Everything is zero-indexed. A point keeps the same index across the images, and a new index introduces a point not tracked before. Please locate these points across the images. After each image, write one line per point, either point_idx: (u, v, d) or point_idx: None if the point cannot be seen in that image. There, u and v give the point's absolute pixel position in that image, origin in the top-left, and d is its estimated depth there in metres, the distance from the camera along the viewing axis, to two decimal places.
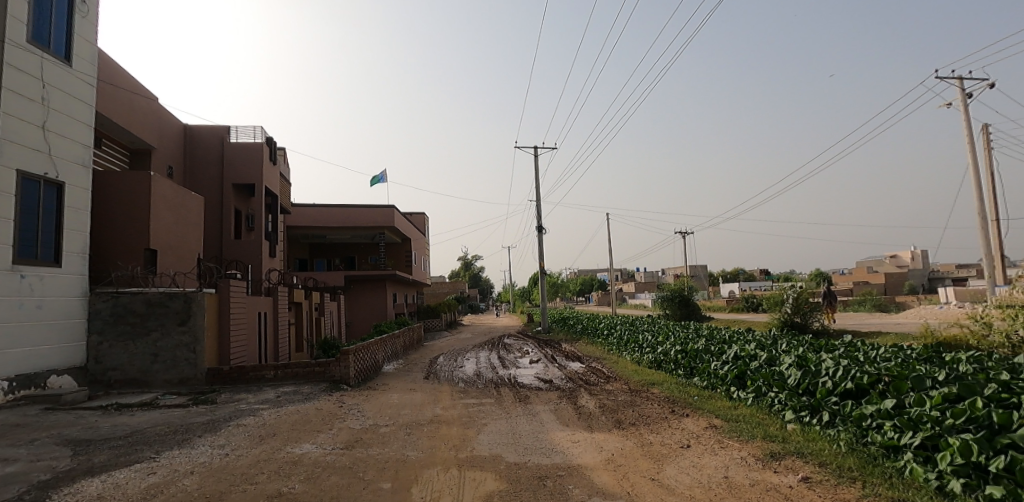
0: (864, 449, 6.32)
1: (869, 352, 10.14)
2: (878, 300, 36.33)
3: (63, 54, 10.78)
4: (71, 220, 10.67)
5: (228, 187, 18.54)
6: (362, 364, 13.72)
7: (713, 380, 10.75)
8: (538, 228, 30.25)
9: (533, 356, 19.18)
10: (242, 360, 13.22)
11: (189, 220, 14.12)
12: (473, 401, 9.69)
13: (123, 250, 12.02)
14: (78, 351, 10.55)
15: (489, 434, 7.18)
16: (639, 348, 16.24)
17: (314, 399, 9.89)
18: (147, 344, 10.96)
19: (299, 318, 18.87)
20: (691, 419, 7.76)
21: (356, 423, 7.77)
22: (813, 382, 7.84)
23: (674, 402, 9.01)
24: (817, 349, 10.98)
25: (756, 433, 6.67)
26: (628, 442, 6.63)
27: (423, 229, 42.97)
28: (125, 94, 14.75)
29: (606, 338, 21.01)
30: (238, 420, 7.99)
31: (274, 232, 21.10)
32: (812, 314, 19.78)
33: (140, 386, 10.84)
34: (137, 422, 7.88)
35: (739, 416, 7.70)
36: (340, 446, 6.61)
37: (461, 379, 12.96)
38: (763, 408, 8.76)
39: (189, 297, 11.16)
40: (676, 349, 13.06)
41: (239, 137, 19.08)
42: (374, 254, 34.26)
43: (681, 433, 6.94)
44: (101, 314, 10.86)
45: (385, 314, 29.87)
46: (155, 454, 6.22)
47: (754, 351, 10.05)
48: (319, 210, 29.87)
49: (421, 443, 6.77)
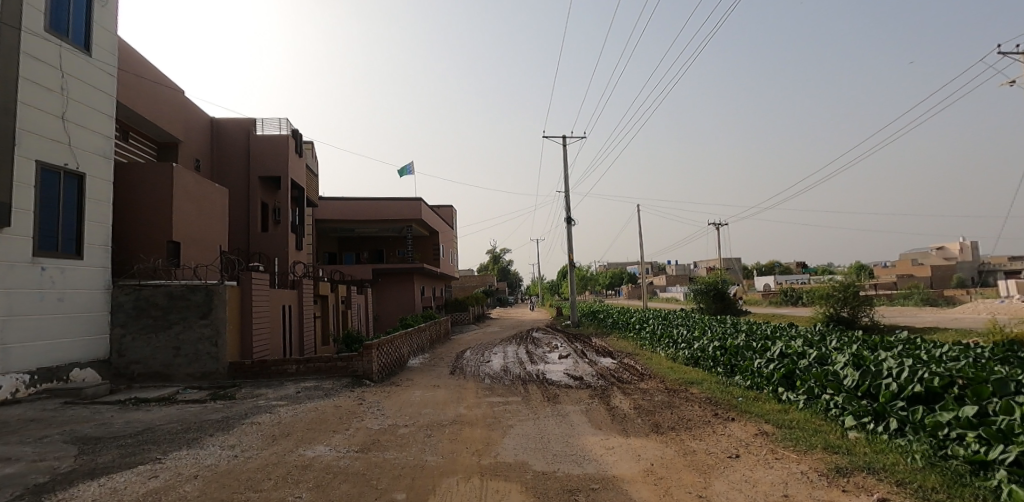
0: (943, 463, 5.49)
1: (931, 350, 9.28)
2: (925, 294, 34.50)
3: (83, 43, 10.60)
4: (92, 212, 10.51)
5: (254, 180, 18.42)
6: (386, 359, 13.35)
7: (757, 379, 9.92)
8: (567, 219, 29.56)
9: (562, 351, 18.62)
10: (266, 354, 12.97)
11: (212, 212, 13.95)
12: (499, 400, 9.16)
13: (145, 243, 11.86)
14: (101, 344, 10.40)
15: (514, 438, 6.62)
16: (673, 344, 15.45)
17: (334, 395, 9.53)
18: (169, 337, 10.76)
19: (324, 311, 18.64)
20: (738, 425, 7.02)
21: (374, 423, 7.32)
22: (874, 384, 7.08)
23: (716, 405, 8.27)
24: (872, 346, 10.12)
25: (815, 442, 5.93)
26: (668, 450, 5.98)
27: (451, 222, 42.61)
28: (151, 86, 14.70)
29: (638, 333, 20.22)
30: (252, 418, 7.62)
31: (300, 225, 20.94)
32: (862, 308, 18.57)
33: (162, 380, 10.66)
34: (151, 418, 7.59)
35: (793, 422, 6.93)
36: (355, 449, 6.16)
37: (488, 375, 12.45)
38: (817, 412, 7.89)
39: (211, 290, 10.93)
40: (715, 345, 12.29)
41: (265, 129, 18.89)
42: (401, 247, 34.10)
43: (728, 440, 6.25)
44: (123, 307, 10.70)
45: (412, 307, 29.60)
46: (161, 455, 5.87)
47: (804, 349, 9.29)
48: (346, 203, 29.74)
49: (442, 446, 6.27)
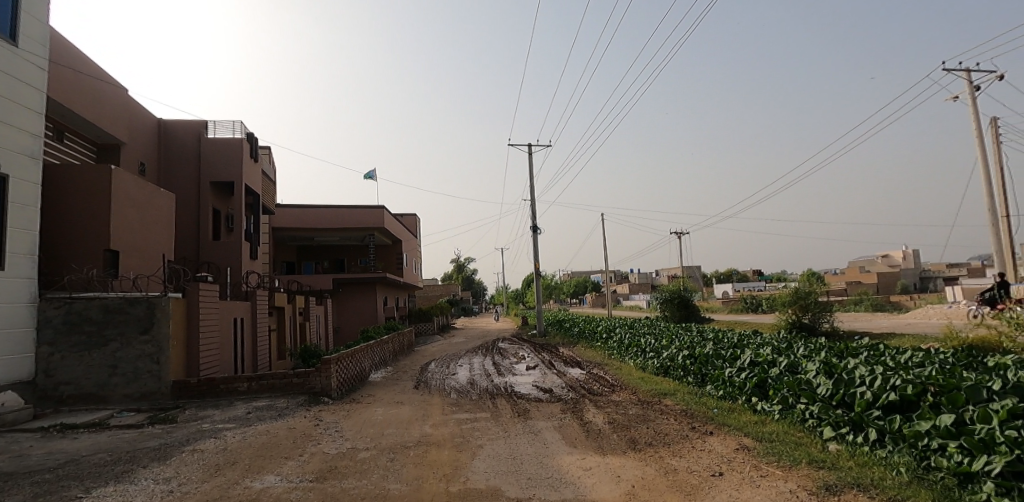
0: (929, 476, 5.32)
1: (897, 356, 9.31)
2: (875, 301, 35.81)
3: (8, 33, 9.70)
4: (16, 218, 9.57)
5: (205, 185, 17.42)
6: (346, 374, 12.67)
7: (729, 389, 9.75)
8: (533, 228, 29.34)
9: (530, 361, 18.22)
10: (214, 371, 12.11)
11: (157, 218, 13.02)
12: (467, 416, 8.69)
13: (79, 252, 10.91)
14: (25, 363, 9.42)
15: (485, 460, 6.17)
16: (642, 354, 15.25)
17: (288, 416, 8.87)
18: (105, 355, 9.87)
19: (280, 324, 17.71)
20: (717, 438, 6.77)
21: (331, 447, 6.74)
22: (848, 392, 6.95)
23: (692, 417, 8.02)
24: (839, 353, 10.11)
25: (799, 457, 5.70)
26: (648, 470, 5.65)
27: (414, 230, 41.82)
28: (90, 83, 13.70)
29: (605, 342, 20.03)
30: (195, 445, 6.92)
31: (255, 233, 19.95)
32: (822, 315, 18.86)
33: (96, 403, 9.75)
34: (78, 448, 6.80)
35: (773, 435, 6.68)
36: (309, 478, 5.59)
37: (453, 389, 11.93)
38: (793, 423, 7.70)
39: (153, 303, 10.09)
40: (684, 354, 12.14)
41: (217, 131, 17.92)
42: (363, 256, 33.17)
43: (710, 457, 5.97)
44: (51, 322, 9.75)
45: (374, 318, 28.73)
46: (83, 493, 5.17)
47: (774, 357, 9.24)
48: (305, 210, 28.70)
49: (406, 472, 5.76)
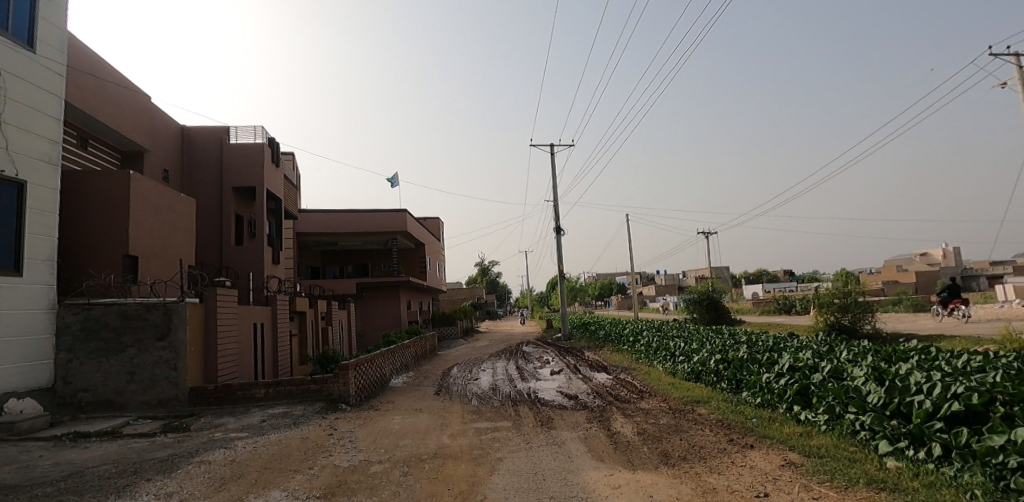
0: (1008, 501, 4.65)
1: (951, 360, 8.52)
2: (916, 300, 34.14)
3: (25, 39, 9.68)
4: (35, 224, 9.52)
5: (226, 191, 17.40)
6: (365, 380, 12.36)
7: (767, 396, 9.10)
8: (556, 229, 28.80)
9: (554, 366, 17.68)
10: (232, 377, 11.93)
11: (177, 224, 12.95)
12: (488, 425, 8.26)
13: (97, 257, 10.84)
14: (42, 370, 9.33)
15: (504, 475, 5.72)
16: (671, 358, 14.61)
17: (304, 424, 8.57)
18: (122, 361, 9.72)
19: (301, 328, 17.57)
20: (759, 453, 6.19)
21: (343, 459, 6.38)
22: (905, 402, 6.29)
23: (729, 428, 7.42)
24: (886, 356, 9.36)
25: (855, 477, 5.09)
26: (683, 489, 5.12)
27: (437, 234, 41.66)
28: (112, 90, 13.76)
29: (632, 345, 19.38)
30: (204, 456, 6.64)
31: (277, 238, 19.90)
32: (863, 316, 17.87)
33: (113, 409, 9.61)
34: (86, 459, 6.57)
35: (823, 450, 6.06)
36: (316, 495, 5.22)
37: (475, 395, 11.50)
38: (841, 434, 7.04)
39: (169, 309, 9.91)
40: (717, 359, 11.50)
41: (239, 137, 17.90)
42: (387, 260, 33.09)
43: (752, 474, 5.40)
44: (70, 329, 9.66)
45: (398, 322, 28.57)
46: None
47: (815, 362, 8.57)
48: (328, 215, 28.71)
49: (419, 489, 5.34)
